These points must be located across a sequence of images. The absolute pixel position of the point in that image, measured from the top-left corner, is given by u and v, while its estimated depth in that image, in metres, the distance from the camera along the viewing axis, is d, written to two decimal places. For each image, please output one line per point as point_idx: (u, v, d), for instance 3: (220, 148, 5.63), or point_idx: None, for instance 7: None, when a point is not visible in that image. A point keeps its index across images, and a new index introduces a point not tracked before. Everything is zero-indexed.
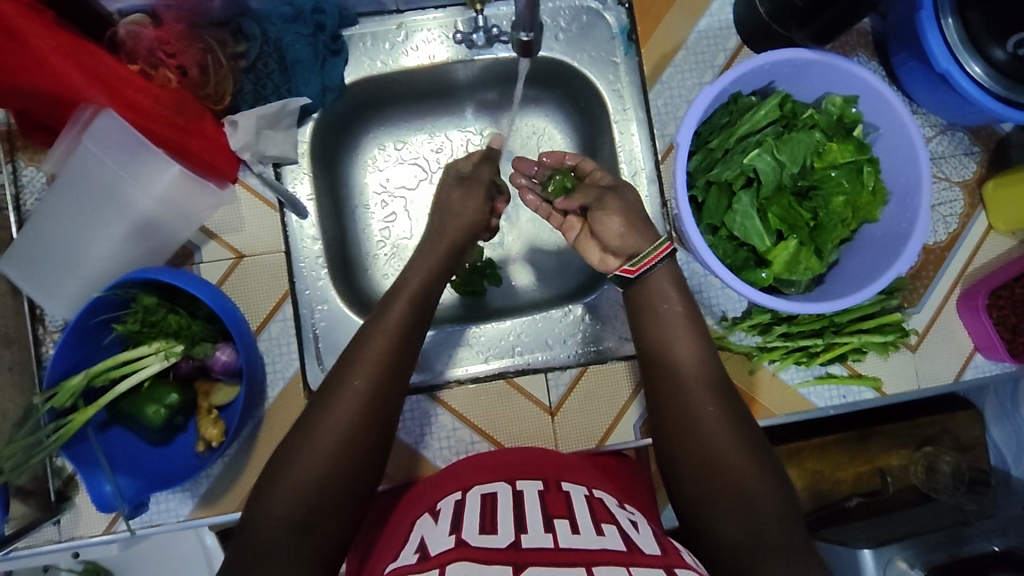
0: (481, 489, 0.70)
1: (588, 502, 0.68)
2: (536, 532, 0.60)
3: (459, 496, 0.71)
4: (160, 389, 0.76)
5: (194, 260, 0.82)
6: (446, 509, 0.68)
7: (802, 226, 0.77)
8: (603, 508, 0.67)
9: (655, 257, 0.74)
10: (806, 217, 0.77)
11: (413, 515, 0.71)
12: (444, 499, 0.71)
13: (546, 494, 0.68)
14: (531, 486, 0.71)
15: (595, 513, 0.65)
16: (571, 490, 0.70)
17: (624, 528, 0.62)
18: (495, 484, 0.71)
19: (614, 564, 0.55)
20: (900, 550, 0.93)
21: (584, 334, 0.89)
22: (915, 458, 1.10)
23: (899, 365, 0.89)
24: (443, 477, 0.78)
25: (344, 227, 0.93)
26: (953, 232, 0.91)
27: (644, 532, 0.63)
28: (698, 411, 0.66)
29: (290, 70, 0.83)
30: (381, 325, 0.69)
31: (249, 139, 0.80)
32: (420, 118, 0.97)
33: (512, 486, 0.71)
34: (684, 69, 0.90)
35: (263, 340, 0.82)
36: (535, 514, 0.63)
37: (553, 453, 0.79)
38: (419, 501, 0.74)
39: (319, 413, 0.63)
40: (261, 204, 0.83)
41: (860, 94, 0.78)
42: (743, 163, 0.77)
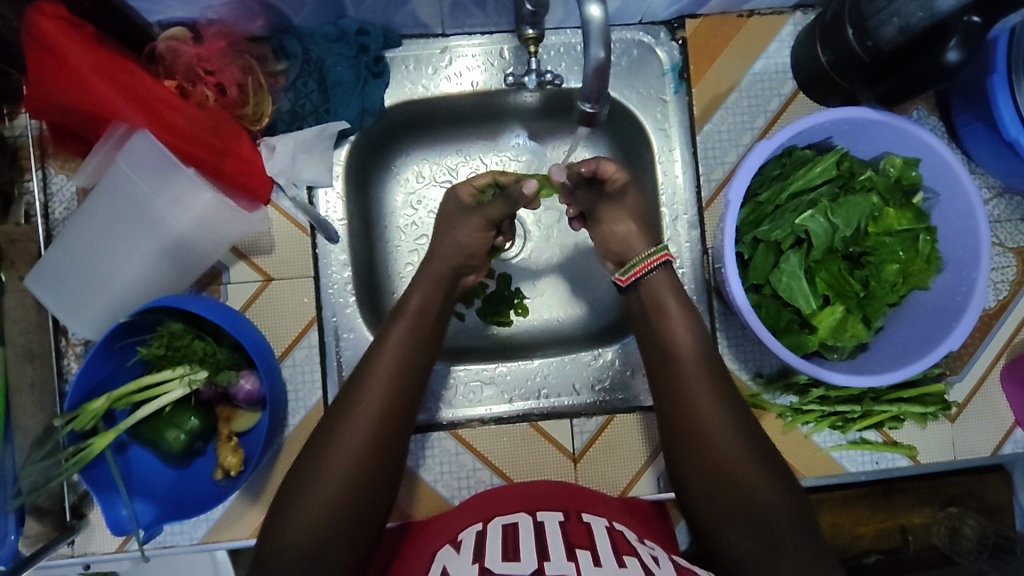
0: (501, 519, 0.70)
1: (610, 535, 0.67)
2: (559, 559, 0.59)
3: (480, 526, 0.70)
4: (181, 413, 0.74)
5: (222, 280, 0.80)
6: (468, 539, 0.67)
7: (850, 294, 0.74)
8: (625, 541, 0.67)
9: (648, 265, 0.76)
10: (856, 286, 0.74)
11: (433, 546, 0.70)
12: (465, 530, 0.71)
13: (568, 525, 0.68)
14: (552, 518, 0.70)
15: (616, 545, 0.64)
16: (592, 522, 0.70)
17: (645, 562, 0.61)
18: (516, 514, 0.71)
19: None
20: None
21: (612, 380, 0.87)
22: (938, 518, 1.07)
23: (936, 435, 0.86)
24: (459, 511, 0.77)
25: (373, 250, 0.91)
26: (1003, 299, 0.87)
27: (665, 567, 0.62)
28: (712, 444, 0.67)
29: (330, 92, 0.81)
30: (387, 344, 0.71)
31: (285, 164, 0.79)
32: (457, 140, 0.93)
33: (533, 517, 0.70)
34: (736, 112, 0.87)
35: (287, 366, 0.81)
36: (557, 541, 0.63)
37: (572, 486, 0.78)
38: (438, 533, 0.73)
39: (337, 430, 0.65)
40: (293, 227, 0.81)
41: (922, 157, 0.74)
42: (794, 223, 0.74)
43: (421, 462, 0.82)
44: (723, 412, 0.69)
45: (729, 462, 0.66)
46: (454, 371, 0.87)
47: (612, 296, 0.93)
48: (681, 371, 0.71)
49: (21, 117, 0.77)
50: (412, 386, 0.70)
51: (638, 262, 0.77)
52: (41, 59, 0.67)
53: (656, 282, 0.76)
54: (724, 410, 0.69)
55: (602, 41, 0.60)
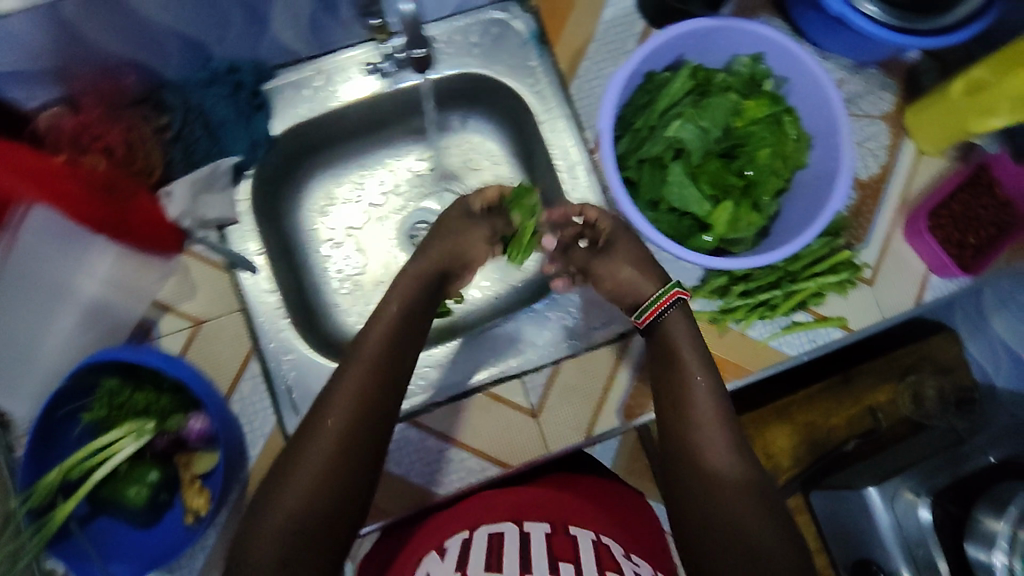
0: (488, 529, 0.71)
1: (595, 546, 0.69)
2: (540, 574, 0.60)
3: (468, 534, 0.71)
4: (140, 468, 0.75)
5: (153, 335, 0.82)
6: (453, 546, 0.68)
7: (732, 189, 0.79)
8: (610, 555, 0.68)
9: (658, 308, 0.78)
10: (735, 180, 0.79)
11: (422, 551, 0.72)
12: (452, 537, 0.72)
13: (552, 538, 0.69)
14: (538, 528, 0.71)
15: (602, 562, 0.65)
16: (579, 534, 0.71)
17: None
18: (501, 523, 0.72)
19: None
20: (903, 481, 0.98)
21: (569, 327, 0.90)
22: (902, 389, 1.12)
23: (860, 300, 0.91)
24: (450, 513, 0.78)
25: (299, 273, 0.96)
26: (883, 163, 0.94)
27: None
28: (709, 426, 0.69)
29: (217, 133, 0.85)
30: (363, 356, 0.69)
31: (186, 206, 0.82)
32: (360, 156, 1.01)
33: (519, 525, 0.72)
34: (599, 59, 0.94)
35: (236, 401, 0.82)
36: (541, 553, 0.64)
37: (560, 496, 0.80)
38: (433, 532, 0.75)
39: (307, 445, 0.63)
40: (209, 268, 0.84)
41: (765, 50, 0.81)
42: (668, 137, 0.79)
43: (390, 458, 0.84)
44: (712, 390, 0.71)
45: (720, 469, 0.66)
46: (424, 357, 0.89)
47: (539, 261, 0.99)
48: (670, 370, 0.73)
49: None
50: (375, 431, 0.65)
51: (647, 307, 0.79)
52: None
53: (670, 323, 0.78)
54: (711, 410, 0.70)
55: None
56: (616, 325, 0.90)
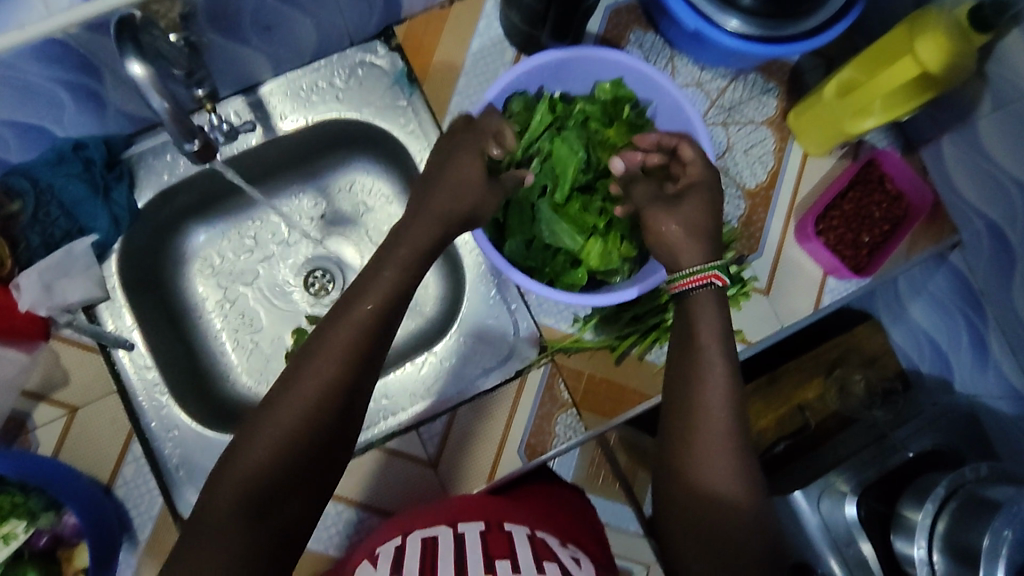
0: (422, 534, 0.70)
1: (530, 542, 0.68)
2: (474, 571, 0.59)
3: (400, 541, 0.70)
4: (17, 571, 0.72)
5: (28, 427, 0.80)
6: (386, 556, 0.66)
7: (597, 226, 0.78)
8: (546, 547, 0.68)
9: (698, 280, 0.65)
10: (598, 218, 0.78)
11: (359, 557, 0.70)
12: (384, 545, 0.70)
13: (488, 535, 0.69)
14: (472, 528, 0.70)
15: (537, 552, 0.66)
16: (512, 530, 0.71)
17: (564, 565, 0.63)
18: (436, 527, 0.71)
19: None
20: (837, 474, 0.98)
21: (483, 355, 0.88)
22: (828, 383, 1.10)
23: (757, 311, 0.89)
24: (401, 517, 0.77)
25: (189, 339, 0.94)
26: (771, 169, 0.92)
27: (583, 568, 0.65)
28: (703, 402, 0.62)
29: (75, 211, 0.83)
30: (324, 345, 0.60)
31: (38, 295, 0.78)
32: (247, 209, 0.99)
33: (454, 528, 0.71)
34: (469, 93, 0.91)
35: (120, 487, 0.79)
36: (476, 551, 0.64)
37: (495, 498, 0.80)
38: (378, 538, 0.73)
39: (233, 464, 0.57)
40: (81, 351, 0.82)
41: (623, 74, 0.79)
42: (533, 174, 0.78)
43: None
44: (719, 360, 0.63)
45: (719, 461, 0.60)
46: None
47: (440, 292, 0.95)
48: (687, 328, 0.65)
49: None
50: (345, 403, 0.60)
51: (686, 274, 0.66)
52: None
53: (699, 305, 0.65)
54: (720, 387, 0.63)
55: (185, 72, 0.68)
56: (532, 345, 0.88)
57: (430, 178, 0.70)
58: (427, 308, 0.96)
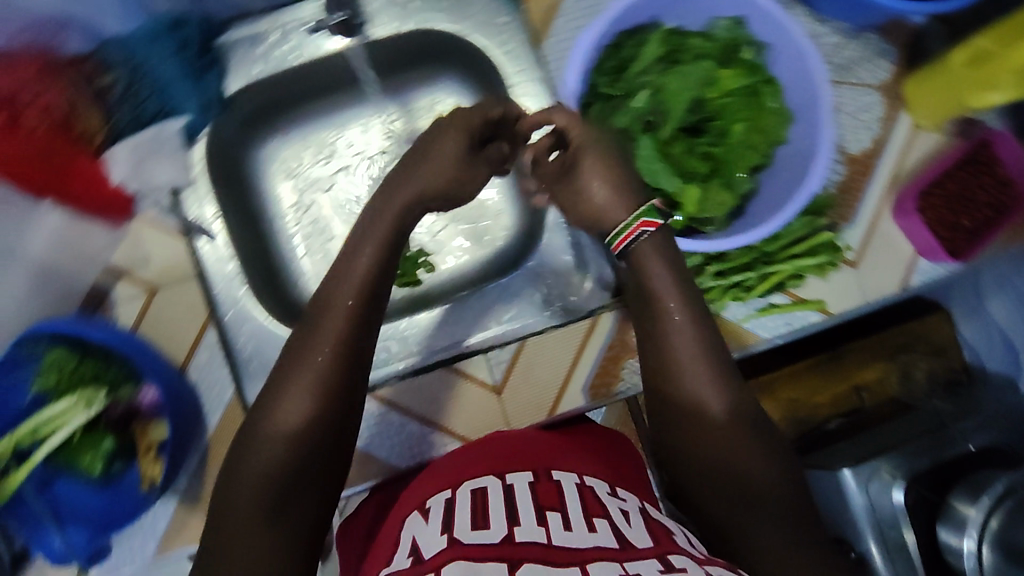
0: (471, 483, 0.70)
1: (579, 493, 0.66)
2: (528, 524, 0.58)
3: (449, 493, 0.69)
4: (93, 436, 0.75)
5: (109, 301, 0.81)
6: (435, 507, 0.66)
7: (698, 173, 0.74)
8: (595, 497, 0.66)
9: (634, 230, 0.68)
10: (701, 165, 0.74)
11: (401, 514, 0.70)
12: (433, 498, 0.69)
13: (537, 486, 0.67)
14: (522, 479, 0.69)
15: (587, 508, 0.63)
16: (562, 480, 0.69)
17: (616, 523, 0.60)
18: (484, 479, 0.70)
19: (608, 559, 0.54)
20: (884, 461, 0.94)
21: (546, 296, 0.85)
22: (891, 367, 1.09)
23: (842, 282, 0.87)
24: (444, 467, 0.77)
25: (264, 240, 0.93)
26: (877, 137, 0.88)
27: (635, 523, 0.61)
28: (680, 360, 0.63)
29: (167, 91, 0.81)
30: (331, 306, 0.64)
31: (129, 170, 0.79)
32: (327, 116, 0.97)
33: (501, 478, 0.70)
34: (572, 17, 0.88)
35: (193, 371, 0.81)
36: (527, 505, 0.62)
37: (540, 443, 0.78)
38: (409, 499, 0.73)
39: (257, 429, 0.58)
40: (165, 233, 0.83)
41: (746, 14, 0.74)
42: (635, 108, 0.75)
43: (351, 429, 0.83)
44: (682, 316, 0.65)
45: (716, 408, 0.61)
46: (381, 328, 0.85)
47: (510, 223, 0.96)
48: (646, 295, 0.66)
49: None
50: (351, 382, 0.61)
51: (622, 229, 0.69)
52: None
53: (644, 250, 0.67)
54: (697, 340, 0.64)
55: None
56: (606, 291, 0.84)
57: (410, 166, 0.73)
58: (496, 240, 0.96)
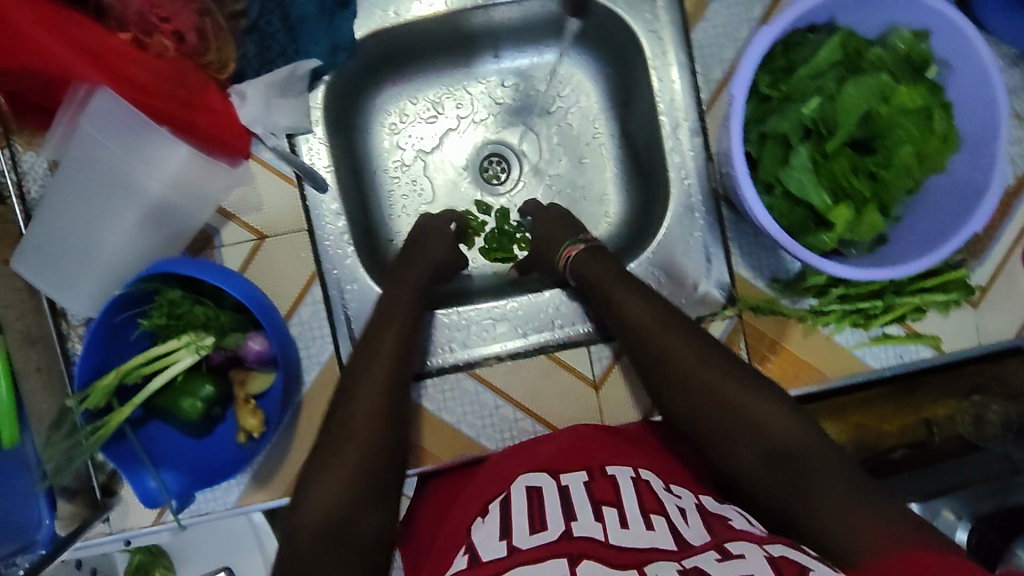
0: (524, 481, 0.65)
1: (635, 486, 0.62)
2: (585, 518, 0.55)
3: (504, 496, 0.63)
4: (194, 381, 0.73)
5: (214, 243, 0.77)
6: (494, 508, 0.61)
7: (856, 192, 0.70)
8: (651, 492, 0.62)
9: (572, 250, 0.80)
10: (863, 184, 0.70)
11: (461, 518, 0.65)
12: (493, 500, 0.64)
13: (592, 483, 0.63)
14: (576, 478, 0.64)
15: (642, 502, 0.59)
16: (616, 473, 0.65)
17: (673, 520, 0.56)
18: (537, 476, 0.65)
19: (666, 558, 0.51)
20: (947, 501, 0.98)
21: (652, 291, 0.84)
22: (962, 407, 0.99)
23: (960, 322, 0.84)
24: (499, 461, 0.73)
25: (365, 198, 0.89)
26: (1021, 173, 0.84)
27: (693, 523, 0.57)
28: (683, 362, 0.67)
29: (296, 29, 0.75)
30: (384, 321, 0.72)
31: (258, 110, 0.74)
32: (438, 73, 0.92)
33: (557, 480, 0.65)
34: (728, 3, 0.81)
35: (294, 325, 0.79)
36: (581, 499, 0.59)
37: (596, 435, 0.73)
38: (468, 504, 0.67)
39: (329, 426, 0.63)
40: (279, 179, 0.78)
41: (931, 27, 0.70)
42: (802, 114, 0.69)
43: (443, 406, 0.81)
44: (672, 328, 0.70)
45: (733, 392, 0.64)
46: (441, 316, 0.83)
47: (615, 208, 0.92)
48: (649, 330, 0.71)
49: None
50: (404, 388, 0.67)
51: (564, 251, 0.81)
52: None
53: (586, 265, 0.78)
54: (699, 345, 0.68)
55: None
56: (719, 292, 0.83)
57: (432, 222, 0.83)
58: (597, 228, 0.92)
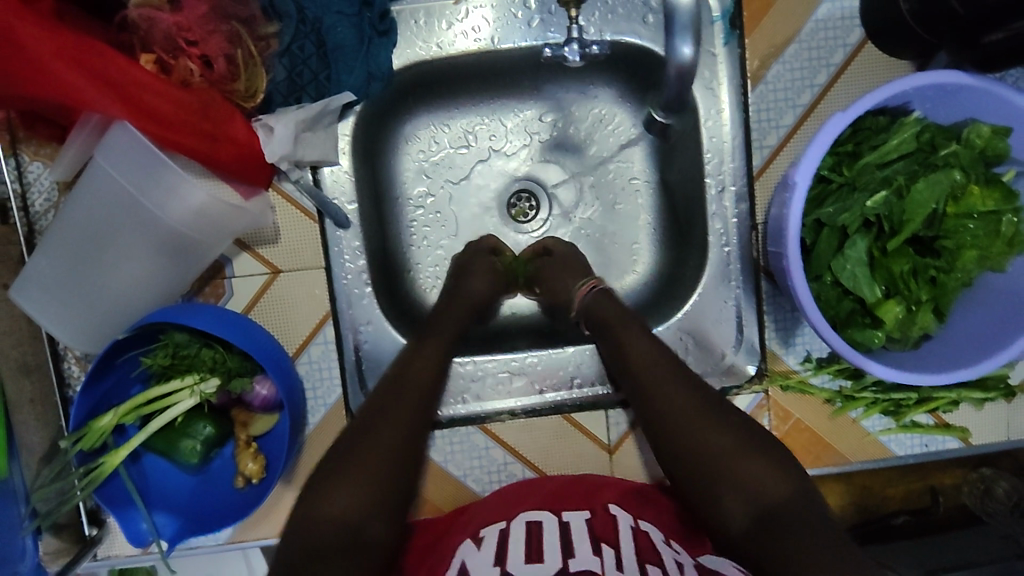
0: (526, 516, 0.67)
1: (633, 534, 0.64)
2: (584, 554, 0.58)
3: (504, 525, 0.67)
4: (195, 421, 0.70)
5: (226, 274, 0.74)
6: (490, 536, 0.64)
7: (910, 296, 0.66)
8: (649, 543, 0.63)
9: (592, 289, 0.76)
10: (919, 287, 0.66)
11: (454, 543, 0.67)
12: (488, 527, 0.68)
13: (593, 519, 0.66)
14: (578, 516, 0.67)
15: (641, 551, 0.61)
16: (619, 517, 0.67)
17: (669, 571, 0.57)
18: (540, 513, 0.68)
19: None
20: None
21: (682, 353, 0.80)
22: (970, 478, 0.96)
23: (991, 416, 0.81)
24: (501, 496, 0.75)
25: (386, 228, 0.85)
26: None
27: None
28: (677, 409, 0.63)
29: (330, 58, 0.71)
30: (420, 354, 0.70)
31: (287, 148, 0.69)
32: (473, 101, 0.87)
33: (557, 516, 0.67)
34: (795, 66, 0.76)
35: (303, 364, 0.76)
36: (582, 536, 0.62)
37: (594, 479, 0.75)
38: (461, 529, 0.70)
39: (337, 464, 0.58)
40: (299, 214, 0.74)
41: (1014, 124, 0.65)
42: (864, 206, 0.65)
43: (450, 458, 0.78)
44: (673, 376, 0.65)
45: (720, 442, 0.59)
46: (460, 365, 0.80)
47: (646, 258, 0.88)
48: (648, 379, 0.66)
49: None
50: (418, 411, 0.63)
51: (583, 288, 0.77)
52: (9, 61, 0.56)
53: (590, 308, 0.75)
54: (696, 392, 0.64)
55: (689, 30, 0.58)
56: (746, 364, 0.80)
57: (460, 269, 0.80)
58: (626, 276, 0.88)
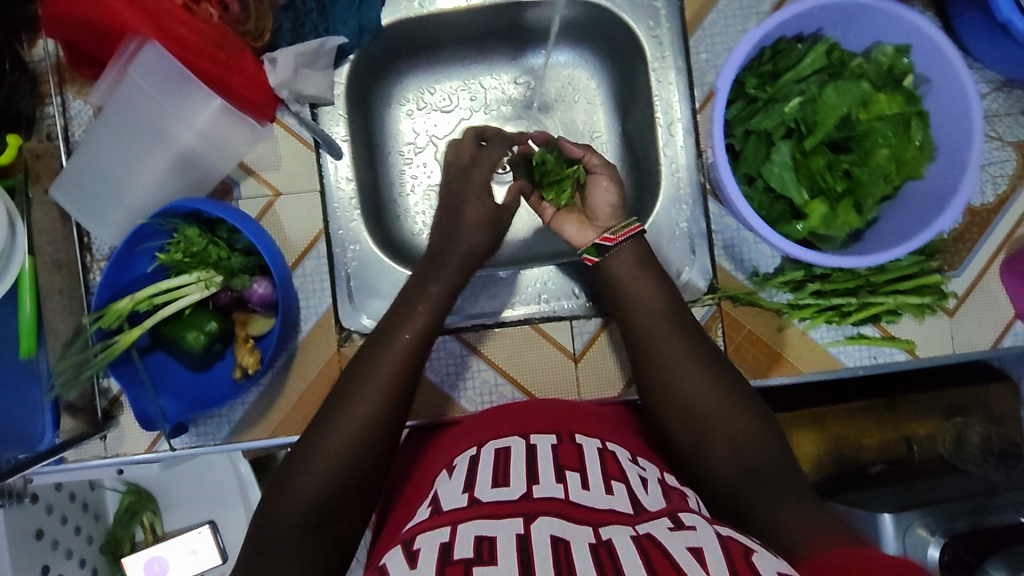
0: (495, 443, 0.66)
1: (599, 455, 0.64)
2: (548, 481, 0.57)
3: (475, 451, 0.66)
4: (201, 316, 0.79)
5: (233, 196, 0.84)
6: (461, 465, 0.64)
7: (830, 191, 0.74)
8: (616, 463, 0.63)
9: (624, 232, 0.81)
10: (836, 182, 0.74)
11: (432, 470, 0.68)
12: (461, 455, 0.67)
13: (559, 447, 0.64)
14: (545, 440, 0.66)
15: (606, 470, 0.60)
16: (585, 443, 0.66)
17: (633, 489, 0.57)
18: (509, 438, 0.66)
19: (620, 523, 0.52)
20: None
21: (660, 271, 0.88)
22: (943, 428, 0.99)
23: (935, 329, 0.87)
24: (469, 427, 0.74)
25: (377, 173, 0.96)
26: (1001, 194, 0.87)
27: (653, 492, 0.59)
28: (674, 368, 0.69)
29: (328, 9, 0.84)
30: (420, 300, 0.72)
31: (288, 77, 0.81)
32: (454, 65, 0.99)
33: (527, 440, 0.66)
34: (728, 15, 0.87)
35: (298, 276, 0.85)
36: (546, 461, 0.60)
37: (569, 406, 0.75)
38: (436, 458, 0.70)
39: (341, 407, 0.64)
40: (298, 143, 0.85)
41: (913, 43, 0.73)
42: (784, 113, 0.75)
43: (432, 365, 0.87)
44: (675, 336, 0.72)
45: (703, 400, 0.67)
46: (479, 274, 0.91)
47: None
48: (657, 345, 0.72)
49: (38, 45, 0.81)
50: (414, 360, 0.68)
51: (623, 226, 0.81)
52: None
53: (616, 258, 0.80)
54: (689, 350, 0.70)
55: None
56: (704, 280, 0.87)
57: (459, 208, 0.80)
58: None
